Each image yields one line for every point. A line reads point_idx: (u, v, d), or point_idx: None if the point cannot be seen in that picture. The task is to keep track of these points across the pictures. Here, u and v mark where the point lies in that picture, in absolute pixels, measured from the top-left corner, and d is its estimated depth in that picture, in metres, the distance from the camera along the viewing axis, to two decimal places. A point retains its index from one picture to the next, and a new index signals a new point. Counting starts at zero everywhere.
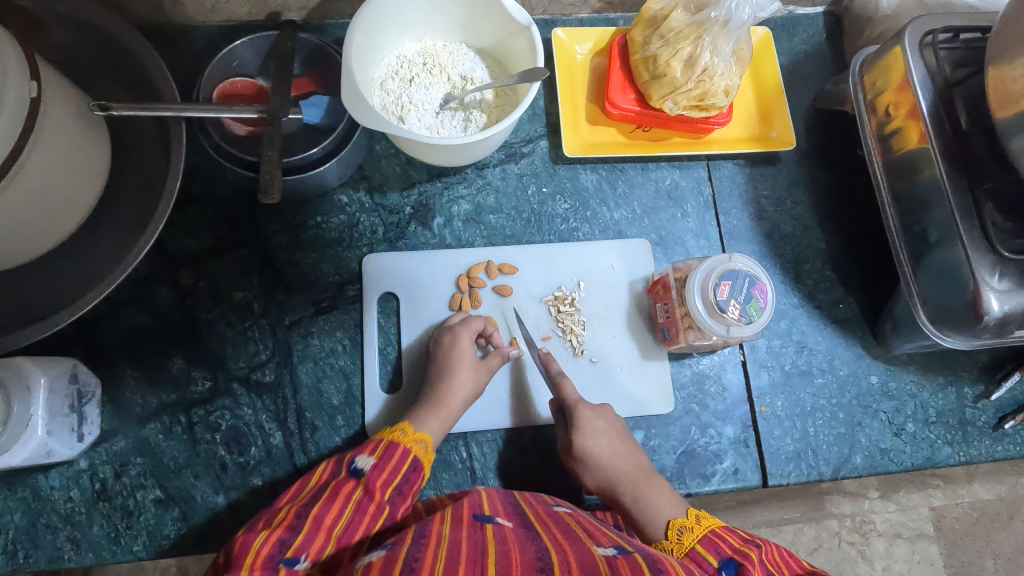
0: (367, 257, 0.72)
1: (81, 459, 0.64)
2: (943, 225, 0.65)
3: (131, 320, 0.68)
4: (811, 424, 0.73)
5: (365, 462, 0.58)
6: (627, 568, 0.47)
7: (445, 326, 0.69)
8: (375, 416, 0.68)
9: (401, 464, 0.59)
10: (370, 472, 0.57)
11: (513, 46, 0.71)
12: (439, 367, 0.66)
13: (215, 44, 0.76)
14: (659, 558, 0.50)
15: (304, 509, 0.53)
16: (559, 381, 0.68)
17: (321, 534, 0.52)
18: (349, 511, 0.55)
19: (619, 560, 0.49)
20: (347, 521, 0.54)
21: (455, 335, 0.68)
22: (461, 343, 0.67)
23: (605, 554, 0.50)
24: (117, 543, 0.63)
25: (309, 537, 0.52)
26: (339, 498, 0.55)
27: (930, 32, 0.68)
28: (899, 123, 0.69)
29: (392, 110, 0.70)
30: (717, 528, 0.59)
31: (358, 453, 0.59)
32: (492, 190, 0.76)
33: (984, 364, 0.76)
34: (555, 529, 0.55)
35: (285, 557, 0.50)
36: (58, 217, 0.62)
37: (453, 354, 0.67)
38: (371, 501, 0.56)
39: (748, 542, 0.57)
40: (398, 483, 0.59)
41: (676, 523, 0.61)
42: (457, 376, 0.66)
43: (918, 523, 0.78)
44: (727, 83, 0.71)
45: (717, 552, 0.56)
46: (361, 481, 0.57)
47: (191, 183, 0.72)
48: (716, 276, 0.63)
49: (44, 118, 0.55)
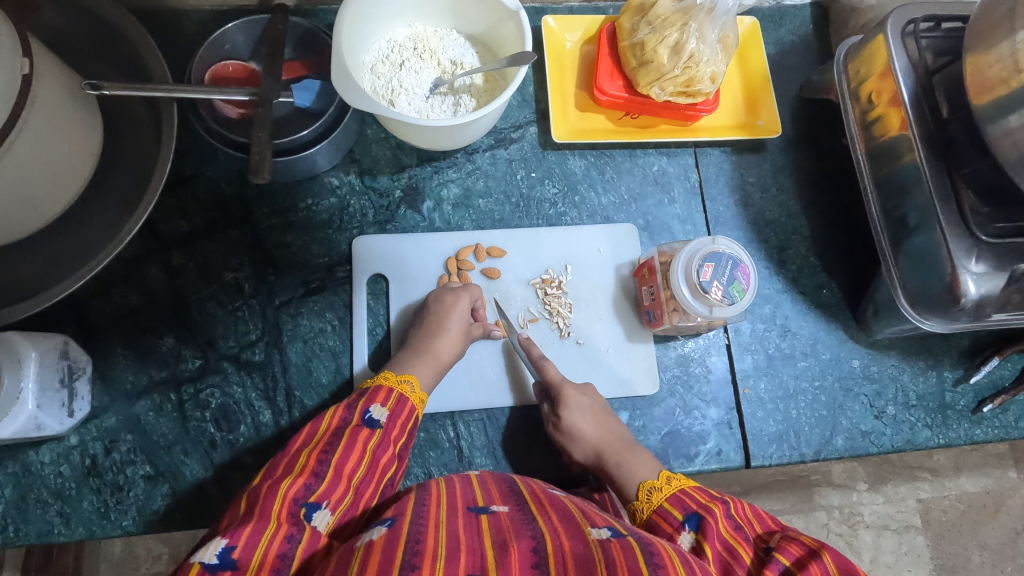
0: (357, 239, 0.73)
1: (72, 435, 0.65)
2: (923, 210, 0.66)
3: (122, 299, 0.69)
4: (794, 407, 0.74)
5: (380, 413, 0.61)
6: (618, 548, 0.49)
7: (447, 287, 0.71)
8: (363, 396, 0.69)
9: (410, 417, 0.63)
10: (385, 424, 0.60)
11: (503, 31, 0.72)
12: (437, 322, 0.67)
13: (208, 28, 0.77)
14: (653, 541, 0.50)
15: (325, 458, 0.56)
16: (543, 364, 0.69)
17: (341, 482, 0.55)
18: (365, 462, 0.58)
19: (612, 543, 0.50)
20: (364, 473, 0.57)
21: (457, 296, 0.69)
22: (460, 303, 0.69)
23: (598, 537, 0.51)
24: (106, 518, 0.63)
25: (331, 486, 0.55)
26: (358, 446, 0.58)
27: (911, 21, 0.69)
28: (881, 111, 0.70)
29: (382, 94, 0.71)
30: (686, 487, 0.60)
31: (371, 402, 0.61)
32: (481, 174, 0.77)
33: (964, 349, 0.77)
34: (551, 513, 0.55)
35: (308, 502, 0.53)
36: (49, 194, 0.62)
37: (454, 313, 0.68)
38: (384, 455, 0.59)
39: (716, 498, 0.57)
40: (406, 436, 0.62)
41: (646, 484, 0.62)
42: (442, 351, 0.67)
43: (906, 514, 0.97)
44: (713, 70, 0.72)
45: (682, 506, 0.58)
46: (377, 432, 0.59)
47: (182, 165, 0.73)
48: (699, 258, 0.64)
49: (35, 93, 0.55)
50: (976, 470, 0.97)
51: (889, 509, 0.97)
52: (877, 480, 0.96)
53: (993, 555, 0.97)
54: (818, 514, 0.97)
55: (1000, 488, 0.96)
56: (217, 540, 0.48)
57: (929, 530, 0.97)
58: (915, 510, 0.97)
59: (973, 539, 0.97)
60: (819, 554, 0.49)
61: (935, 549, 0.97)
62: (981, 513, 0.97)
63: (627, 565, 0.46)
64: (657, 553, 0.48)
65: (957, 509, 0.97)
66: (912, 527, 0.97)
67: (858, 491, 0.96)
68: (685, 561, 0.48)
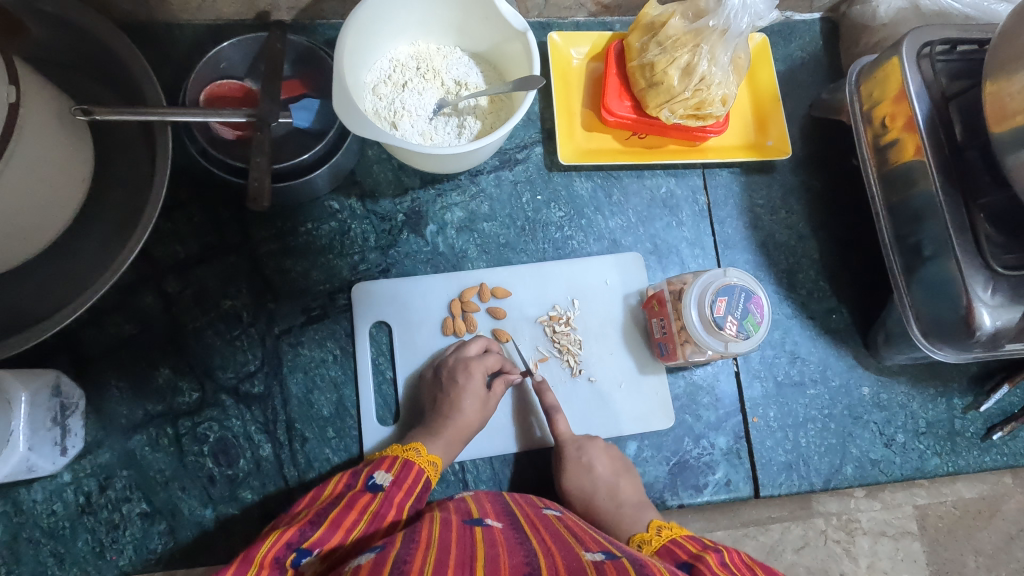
0: (356, 286, 0.71)
1: (65, 472, 0.63)
2: (939, 241, 0.64)
3: (115, 330, 0.66)
4: (803, 435, 0.73)
5: (383, 477, 0.58)
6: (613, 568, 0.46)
7: (460, 358, 0.67)
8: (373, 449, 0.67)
9: (417, 480, 0.60)
10: (388, 487, 0.58)
11: (508, 51, 0.70)
12: (449, 403, 0.65)
13: (202, 44, 0.74)
14: (647, 562, 0.48)
15: (321, 512, 0.53)
16: (553, 416, 0.68)
17: (337, 532, 0.51)
18: (366, 517, 0.53)
19: (606, 564, 0.47)
20: (364, 526, 0.53)
21: (470, 372, 0.66)
22: (474, 380, 0.66)
23: (593, 560, 0.48)
24: (102, 558, 0.62)
25: (325, 534, 0.50)
26: (357, 506, 0.54)
27: (927, 43, 0.67)
28: (895, 135, 0.69)
29: (384, 116, 0.69)
30: (677, 539, 0.57)
31: (375, 469, 0.59)
32: (486, 197, 0.75)
33: (974, 375, 0.76)
34: (543, 534, 0.54)
35: (300, 549, 0.49)
36: (38, 224, 0.60)
37: (466, 393, 0.65)
38: (388, 512, 0.55)
39: (708, 546, 0.53)
40: (414, 500, 0.59)
41: (637, 539, 0.59)
42: (461, 418, 0.65)
43: (905, 520, 0.74)
44: (725, 92, 0.70)
45: (672, 556, 0.54)
46: (379, 494, 0.56)
47: (177, 188, 0.70)
48: (712, 291, 0.62)
49: (22, 121, 0.53)
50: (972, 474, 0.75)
51: (887, 516, 0.74)
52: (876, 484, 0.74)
53: (989, 560, 0.75)
54: (815, 521, 0.73)
55: (997, 494, 0.76)
56: None
57: (926, 536, 0.74)
58: (912, 515, 0.74)
59: (969, 544, 0.75)
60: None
61: (931, 555, 0.74)
62: (974, 518, 0.76)
63: None
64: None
65: (952, 514, 0.75)
66: (909, 534, 0.74)
67: (856, 497, 0.73)
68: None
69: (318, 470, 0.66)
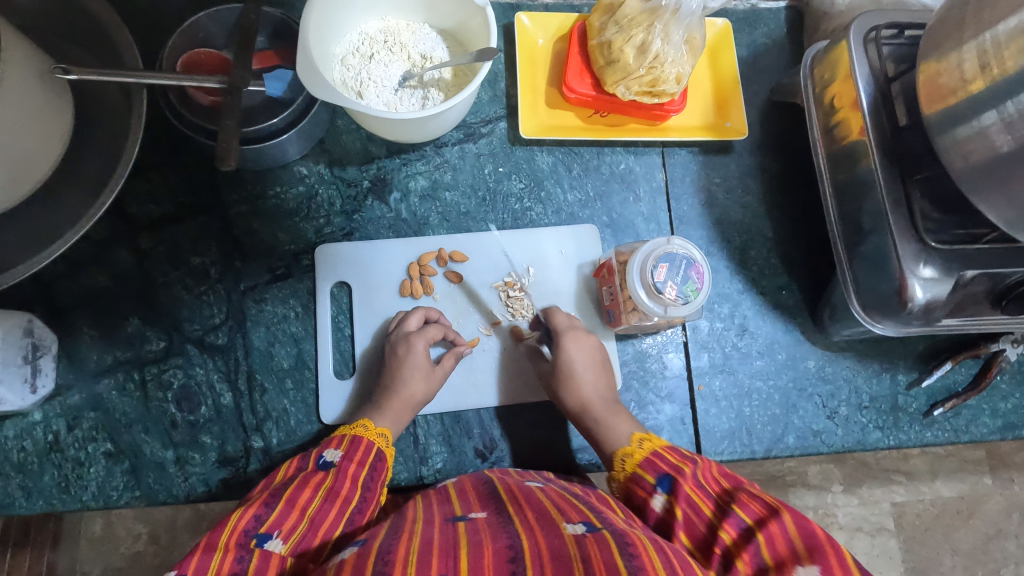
0: (319, 247, 0.74)
1: (36, 411, 0.67)
2: (876, 214, 0.67)
3: (89, 281, 0.70)
4: (747, 405, 0.76)
5: (333, 455, 0.60)
6: (593, 543, 0.46)
7: (402, 332, 0.70)
8: (329, 401, 0.70)
9: (368, 453, 0.62)
10: (339, 463, 0.60)
11: (471, 26, 0.73)
12: (392, 375, 0.68)
13: (183, 16, 0.78)
14: (626, 531, 0.49)
15: (277, 492, 0.55)
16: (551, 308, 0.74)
17: (294, 512, 0.54)
18: (321, 494, 0.56)
19: (587, 538, 0.47)
20: (320, 503, 0.56)
21: (412, 345, 0.69)
22: (416, 352, 0.68)
23: (574, 533, 0.49)
24: (67, 492, 0.65)
25: (281, 515, 0.53)
26: (311, 484, 0.57)
27: (874, 27, 0.70)
28: (843, 115, 0.71)
29: (351, 86, 0.72)
30: (658, 449, 0.62)
31: (325, 448, 0.62)
32: (449, 168, 0.78)
33: (919, 353, 0.78)
34: (528, 513, 0.54)
35: (259, 533, 0.51)
36: (16, 176, 0.63)
37: (407, 363, 0.68)
38: (343, 485, 0.58)
39: (685, 458, 0.60)
40: (369, 471, 0.61)
41: (622, 452, 0.64)
42: (405, 392, 0.68)
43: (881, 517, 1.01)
44: (679, 70, 0.73)
45: (649, 482, 0.60)
46: (331, 471, 0.59)
47: (154, 150, 0.74)
48: (654, 258, 0.65)
49: (3, 75, 0.57)
50: (951, 477, 1.00)
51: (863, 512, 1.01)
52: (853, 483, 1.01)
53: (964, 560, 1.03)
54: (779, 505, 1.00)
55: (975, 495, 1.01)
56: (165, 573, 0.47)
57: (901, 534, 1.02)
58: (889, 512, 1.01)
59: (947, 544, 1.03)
60: (779, 512, 0.50)
61: (907, 553, 1.03)
62: (954, 518, 1.02)
63: (602, 558, 0.44)
64: (633, 543, 0.46)
65: (930, 513, 1.01)
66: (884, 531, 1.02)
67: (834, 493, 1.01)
68: (662, 550, 0.47)
69: (275, 419, 0.69)
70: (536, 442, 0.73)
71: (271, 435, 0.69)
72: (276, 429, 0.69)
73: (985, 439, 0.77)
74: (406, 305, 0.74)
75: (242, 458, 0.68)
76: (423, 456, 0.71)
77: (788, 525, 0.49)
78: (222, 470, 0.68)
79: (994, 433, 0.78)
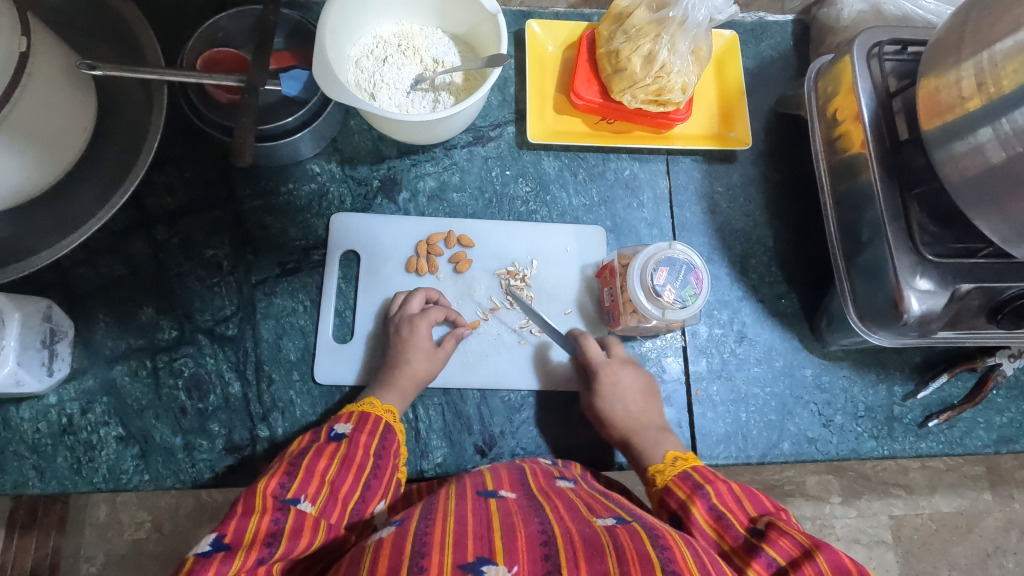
0: (334, 217, 0.77)
1: (51, 394, 0.69)
2: (874, 226, 0.68)
3: (106, 269, 0.72)
4: (744, 411, 0.77)
5: (344, 428, 0.62)
6: (626, 534, 0.50)
7: (406, 313, 0.72)
8: (329, 366, 0.73)
9: (378, 425, 0.64)
10: (350, 434, 0.62)
11: (483, 32, 0.75)
12: (398, 354, 0.70)
13: (204, 15, 0.80)
14: (656, 526, 0.53)
15: (296, 462, 0.58)
16: (580, 338, 0.74)
17: (315, 480, 0.56)
18: (337, 461, 0.59)
19: (618, 529, 0.51)
20: (337, 469, 0.58)
21: (414, 326, 0.71)
22: (418, 333, 0.70)
23: (604, 525, 0.52)
24: (78, 474, 0.67)
25: (303, 482, 0.56)
26: (326, 453, 0.59)
27: (877, 44, 0.71)
28: (845, 128, 0.72)
29: (364, 87, 0.74)
30: (670, 480, 0.62)
31: (335, 422, 0.63)
32: (458, 169, 0.80)
33: (915, 364, 0.79)
34: (558, 505, 0.57)
35: (287, 498, 0.54)
36: (40, 167, 0.65)
37: (410, 343, 0.70)
38: (357, 454, 0.60)
39: (695, 489, 0.60)
40: (379, 440, 0.63)
41: (653, 469, 0.66)
42: (408, 369, 0.70)
43: (878, 528, 1.08)
44: (684, 80, 0.75)
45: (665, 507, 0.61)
46: (343, 442, 0.61)
47: (171, 145, 0.76)
48: (654, 262, 0.67)
49: (32, 68, 0.59)
50: (950, 491, 1.09)
51: (862, 522, 1.08)
52: (851, 495, 1.09)
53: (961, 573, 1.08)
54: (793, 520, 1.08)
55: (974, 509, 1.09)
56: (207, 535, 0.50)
57: (899, 546, 1.07)
58: (886, 524, 1.08)
59: (944, 558, 1.08)
60: (814, 555, 0.49)
61: (904, 565, 1.08)
62: (953, 532, 1.08)
63: (636, 548, 0.48)
64: (662, 536, 0.51)
65: (930, 527, 1.08)
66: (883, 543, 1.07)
67: (833, 503, 1.09)
68: (690, 544, 0.51)
69: (281, 409, 0.71)
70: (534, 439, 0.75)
71: (277, 425, 0.71)
72: (281, 419, 0.71)
73: (979, 451, 0.78)
74: (410, 281, 0.77)
75: (248, 446, 0.70)
76: (424, 450, 0.73)
77: (824, 569, 0.48)
78: (228, 458, 0.70)
79: (988, 446, 0.78)
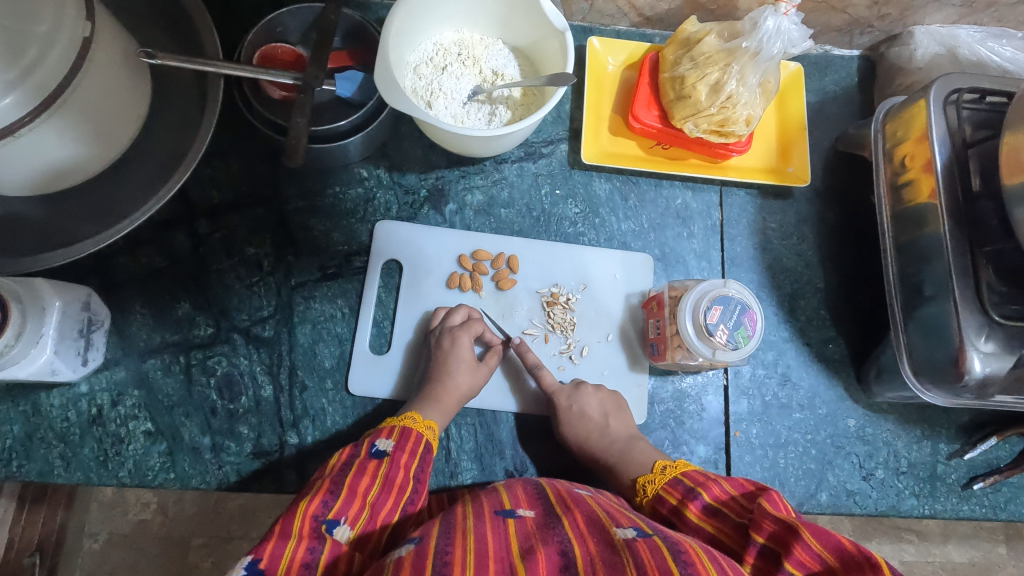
0: (378, 224, 0.75)
1: (82, 383, 0.68)
2: (940, 281, 0.65)
3: (146, 261, 0.71)
4: (782, 456, 0.75)
5: (386, 444, 0.61)
6: (646, 549, 0.47)
7: (446, 329, 0.71)
8: (362, 376, 0.71)
9: (418, 444, 0.63)
10: (392, 453, 0.61)
11: (546, 48, 0.73)
12: (439, 371, 0.68)
13: (263, 10, 0.79)
14: (679, 539, 0.49)
15: (338, 479, 0.57)
16: (539, 372, 0.71)
17: (356, 501, 0.55)
18: (379, 480, 0.58)
19: (638, 543, 0.48)
20: (378, 491, 0.57)
21: (456, 341, 0.69)
22: (459, 349, 0.69)
23: (624, 538, 0.49)
24: (104, 467, 0.66)
25: (346, 502, 0.55)
26: (369, 471, 0.58)
27: (955, 90, 0.68)
28: (913, 175, 0.69)
29: (421, 94, 0.73)
30: (660, 490, 0.62)
31: (377, 437, 0.62)
32: (507, 185, 0.78)
33: (963, 424, 0.77)
34: (577, 517, 0.54)
35: (328, 519, 0.53)
36: (91, 154, 0.64)
37: (452, 362, 0.68)
38: (397, 474, 0.59)
39: (687, 493, 0.59)
40: (419, 461, 0.62)
41: (642, 479, 0.65)
42: (449, 386, 0.68)
43: None
44: (750, 112, 0.72)
45: (660, 516, 0.61)
46: (384, 461, 0.60)
47: (220, 139, 0.75)
48: (708, 299, 0.64)
49: (94, 54, 0.58)
50: (966, 541, 1.03)
51: None
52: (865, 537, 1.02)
53: None
54: None
55: (988, 562, 1.03)
56: (242, 558, 0.48)
57: None
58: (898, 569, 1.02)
59: None
60: (798, 531, 0.47)
61: None
62: None
63: (656, 566, 0.44)
64: (685, 551, 0.46)
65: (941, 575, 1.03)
66: None
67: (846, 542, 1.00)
68: (713, 555, 0.47)
69: (312, 417, 0.70)
70: (564, 467, 0.73)
71: (306, 433, 0.69)
72: (311, 427, 0.70)
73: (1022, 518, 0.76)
74: (451, 296, 0.75)
75: (276, 452, 0.69)
76: (453, 471, 0.71)
77: (810, 543, 0.46)
78: (257, 461, 0.68)
79: None
